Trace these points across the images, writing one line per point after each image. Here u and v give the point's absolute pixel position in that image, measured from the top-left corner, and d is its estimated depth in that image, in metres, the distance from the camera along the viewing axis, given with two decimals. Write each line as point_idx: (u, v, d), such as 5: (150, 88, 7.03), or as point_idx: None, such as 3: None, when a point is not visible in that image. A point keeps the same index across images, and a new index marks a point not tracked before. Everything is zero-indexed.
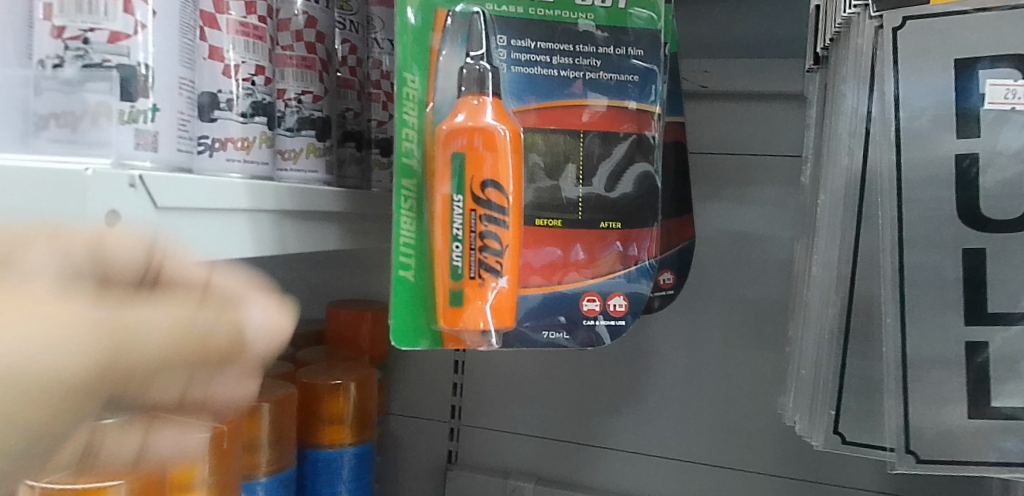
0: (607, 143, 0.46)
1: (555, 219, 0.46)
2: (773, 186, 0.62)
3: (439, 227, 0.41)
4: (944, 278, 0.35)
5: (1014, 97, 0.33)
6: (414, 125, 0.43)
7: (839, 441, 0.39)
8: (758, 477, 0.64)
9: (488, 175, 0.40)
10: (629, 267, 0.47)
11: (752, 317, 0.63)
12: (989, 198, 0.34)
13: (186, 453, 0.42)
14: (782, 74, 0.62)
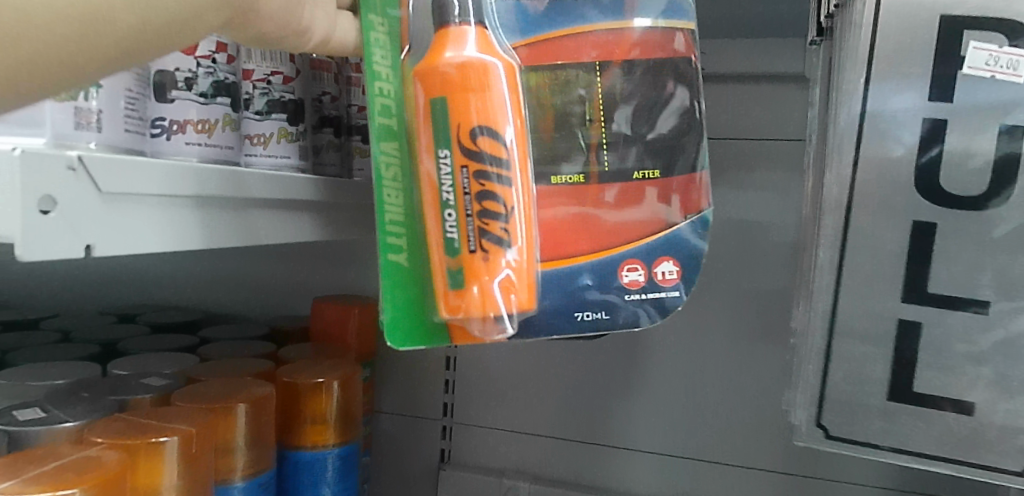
0: (631, 73, 0.38)
1: (574, 177, 0.38)
2: (773, 170, 0.61)
3: (429, 193, 0.35)
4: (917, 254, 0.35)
5: (995, 64, 0.34)
6: (389, 75, 0.37)
7: (823, 436, 0.39)
8: (763, 475, 0.61)
9: (476, 120, 0.33)
10: (677, 224, 0.38)
11: (756, 306, 0.61)
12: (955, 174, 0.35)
13: (152, 457, 0.39)
14: (782, 54, 0.60)
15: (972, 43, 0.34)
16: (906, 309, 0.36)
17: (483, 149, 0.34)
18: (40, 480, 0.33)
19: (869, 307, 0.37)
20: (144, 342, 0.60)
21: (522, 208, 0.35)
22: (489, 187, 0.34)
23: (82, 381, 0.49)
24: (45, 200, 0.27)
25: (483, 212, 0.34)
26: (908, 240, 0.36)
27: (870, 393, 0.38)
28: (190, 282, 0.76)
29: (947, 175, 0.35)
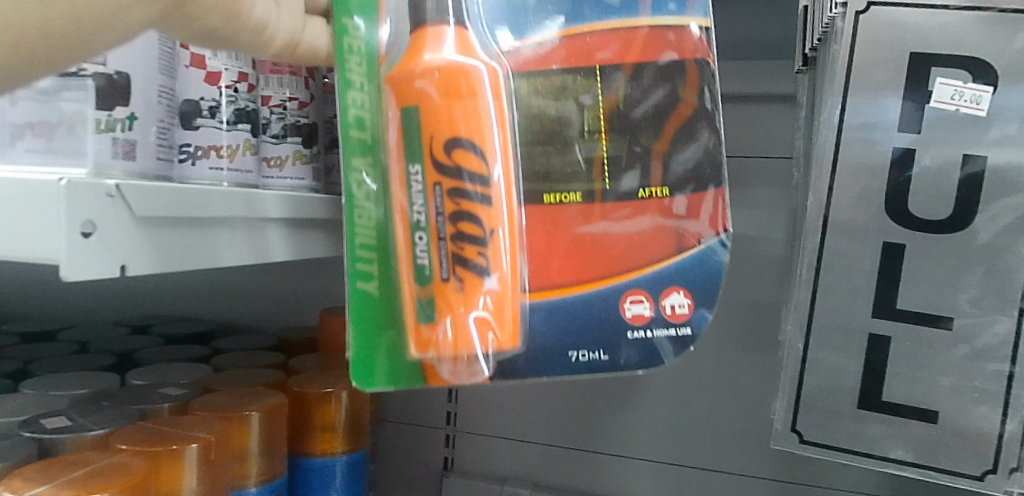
0: (635, 78, 0.38)
1: (570, 193, 0.38)
2: (765, 187, 0.63)
3: (399, 210, 0.35)
4: (861, 268, 0.39)
5: (959, 98, 0.36)
6: (365, 86, 0.38)
7: (796, 441, 0.41)
8: (757, 483, 0.63)
9: (447, 132, 0.33)
10: (687, 251, 0.38)
11: (749, 318, 0.63)
12: (917, 201, 0.37)
13: (174, 463, 0.41)
14: (772, 76, 0.63)
15: (938, 79, 0.36)
16: (874, 324, 0.39)
17: (455, 163, 0.33)
18: (71, 484, 0.35)
19: (843, 321, 0.39)
20: (159, 352, 0.62)
21: (506, 229, 0.34)
22: (463, 206, 0.33)
23: (104, 391, 0.51)
24: (87, 224, 0.29)
25: (457, 234, 0.33)
26: (879, 258, 0.38)
27: (844, 400, 0.40)
28: (201, 292, 0.78)
29: (915, 199, 0.37)
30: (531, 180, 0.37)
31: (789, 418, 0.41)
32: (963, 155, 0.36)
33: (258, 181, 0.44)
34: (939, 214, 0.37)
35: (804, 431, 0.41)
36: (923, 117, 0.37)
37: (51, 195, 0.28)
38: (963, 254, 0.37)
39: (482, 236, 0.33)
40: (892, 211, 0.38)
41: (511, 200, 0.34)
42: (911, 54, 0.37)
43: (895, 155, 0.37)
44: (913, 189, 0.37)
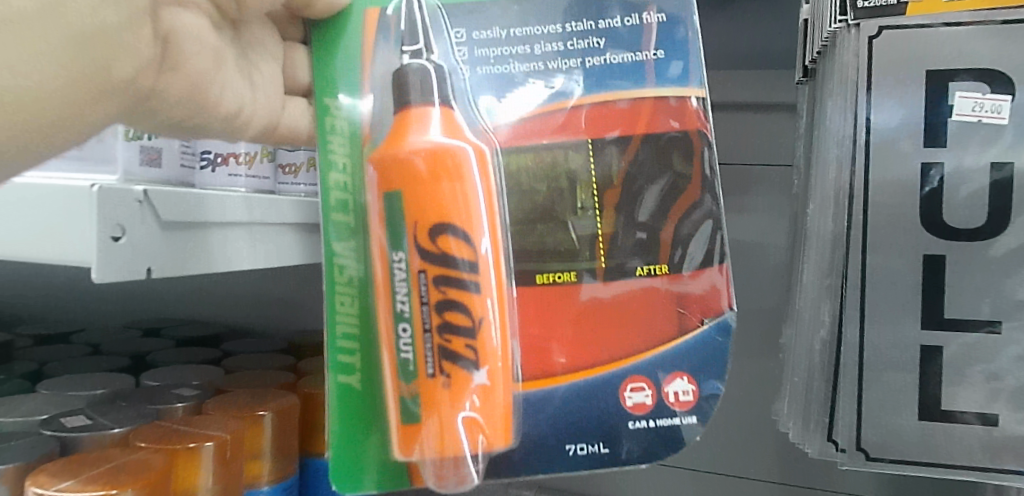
0: (630, 151, 0.36)
1: (563, 273, 0.35)
2: (767, 195, 0.65)
3: (381, 298, 0.34)
4: (906, 283, 0.39)
5: (980, 109, 0.38)
6: (348, 166, 0.35)
7: (863, 458, 0.39)
8: (760, 485, 0.65)
9: (433, 216, 0.32)
10: (690, 332, 0.35)
11: (751, 324, 0.65)
12: (951, 210, 0.38)
13: (190, 460, 0.42)
14: (771, 86, 0.65)
15: (959, 93, 0.38)
16: (924, 335, 0.39)
17: (441, 250, 0.32)
18: (95, 480, 0.36)
19: (895, 334, 0.39)
20: (171, 354, 0.63)
21: (496, 316, 0.33)
22: (450, 294, 0.32)
23: (120, 391, 0.52)
24: (116, 229, 0.30)
25: (443, 324, 0.32)
26: (920, 274, 0.39)
27: (901, 414, 0.39)
28: (210, 297, 0.80)
29: (951, 210, 0.38)
30: (522, 260, 0.35)
31: (854, 437, 0.39)
32: (990, 162, 0.38)
33: (273, 187, 0.46)
34: (977, 220, 0.38)
35: (869, 449, 0.39)
36: (945, 129, 0.38)
37: (84, 200, 0.29)
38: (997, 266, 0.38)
39: (470, 326, 0.32)
40: (926, 222, 0.39)
41: (502, 286, 0.33)
42: (927, 71, 0.39)
43: (920, 168, 0.39)
44: (945, 200, 0.38)
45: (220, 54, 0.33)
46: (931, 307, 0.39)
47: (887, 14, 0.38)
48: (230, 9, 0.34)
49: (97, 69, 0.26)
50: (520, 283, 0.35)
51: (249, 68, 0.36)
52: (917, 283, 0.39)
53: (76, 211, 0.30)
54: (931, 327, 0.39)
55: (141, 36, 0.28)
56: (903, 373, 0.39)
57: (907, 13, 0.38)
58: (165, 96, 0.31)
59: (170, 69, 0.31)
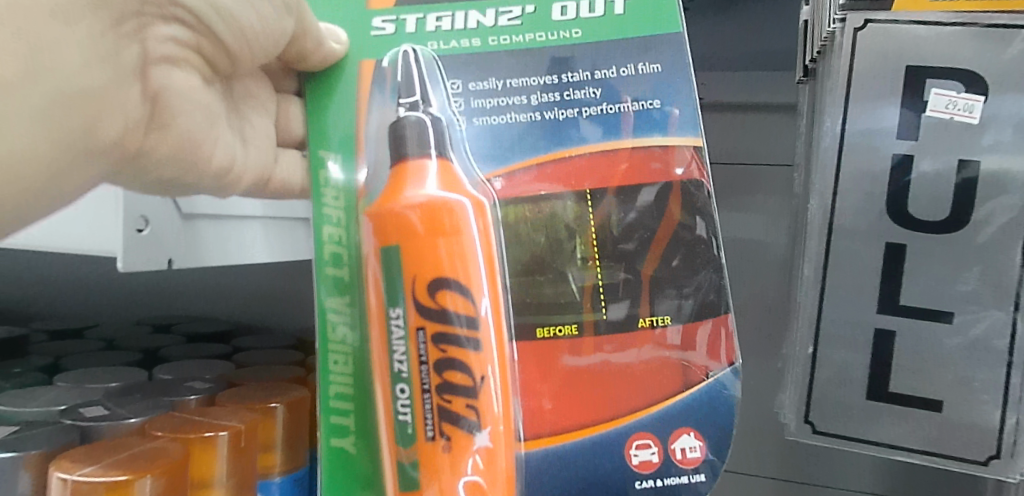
0: (626, 197, 0.37)
1: (564, 326, 0.37)
2: (768, 194, 0.67)
3: (379, 354, 0.36)
4: (868, 266, 0.46)
5: (953, 107, 0.42)
6: (341, 219, 0.37)
7: (812, 430, 0.48)
8: (760, 477, 0.69)
9: (432, 274, 0.34)
10: (696, 385, 0.37)
11: (752, 320, 0.68)
12: (917, 203, 0.44)
13: (206, 450, 0.43)
14: (768, 87, 0.66)
15: (933, 90, 0.43)
16: (878, 318, 0.46)
17: (439, 306, 0.34)
18: (117, 466, 0.37)
19: (851, 315, 0.46)
20: (183, 349, 0.64)
21: (495, 373, 0.35)
22: (450, 352, 0.34)
23: (133, 384, 0.53)
24: (139, 220, 0.36)
25: (443, 383, 0.34)
26: (882, 256, 0.45)
27: (854, 390, 0.47)
28: (218, 293, 0.81)
29: (916, 202, 0.44)
30: (522, 312, 0.37)
31: (807, 411, 0.48)
32: (958, 160, 0.43)
33: None
34: (940, 213, 0.44)
35: (817, 422, 0.48)
36: (920, 127, 0.43)
37: (108, 200, 0.35)
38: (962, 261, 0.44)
39: (469, 385, 0.34)
40: (892, 212, 0.45)
41: (501, 341, 0.36)
42: (905, 67, 0.43)
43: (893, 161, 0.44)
44: (911, 195, 0.44)
45: (212, 112, 0.37)
46: (888, 290, 0.45)
47: (875, 10, 0.41)
48: (222, 69, 0.38)
49: (82, 132, 0.29)
50: (518, 337, 0.37)
51: (241, 124, 0.40)
52: (880, 266, 0.45)
53: (103, 209, 0.35)
54: (888, 311, 0.46)
55: (126, 100, 0.31)
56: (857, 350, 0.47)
57: (894, 10, 0.41)
58: (155, 155, 0.34)
59: (157, 129, 0.34)
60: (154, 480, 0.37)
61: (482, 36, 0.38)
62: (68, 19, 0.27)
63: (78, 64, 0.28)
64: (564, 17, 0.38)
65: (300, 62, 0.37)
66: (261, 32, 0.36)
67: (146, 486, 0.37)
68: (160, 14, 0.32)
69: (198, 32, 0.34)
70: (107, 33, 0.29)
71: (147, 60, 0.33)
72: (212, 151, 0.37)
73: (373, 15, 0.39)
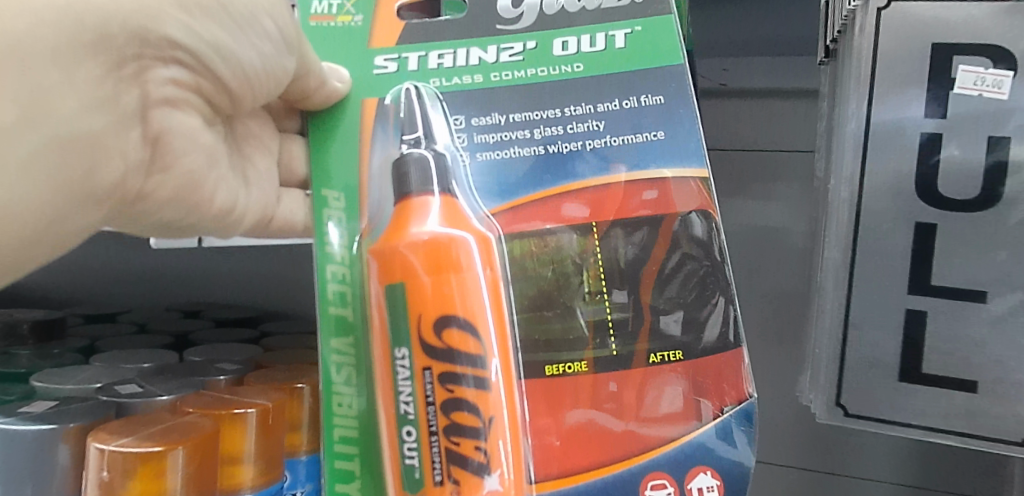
0: (631, 231, 0.39)
1: (574, 363, 0.38)
2: (788, 182, 0.69)
3: (386, 396, 0.36)
4: (892, 250, 0.45)
5: (981, 84, 0.41)
6: (345, 256, 0.39)
7: (842, 414, 0.47)
8: (786, 468, 0.71)
9: (436, 312, 0.34)
10: (709, 422, 0.37)
11: (773, 308, 0.70)
12: (946, 180, 0.43)
13: (235, 425, 0.44)
14: (792, 70, 0.67)
15: (961, 67, 0.42)
16: (909, 299, 0.45)
17: (446, 346, 0.34)
18: (150, 438, 0.39)
19: (882, 301, 0.45)
20: (213, 333, 0.66)
21: (504, 414, 0.35)
22: (457, 393, 0.34)
23: (166, 364, 0.55)
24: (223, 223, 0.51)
25: (451, 425, 0.34)
26: (912, 237, 0.44)
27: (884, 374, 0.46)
28: (247, 280, 0.83)
29: (945, 180, 0.43)
30: (530, 350, 0.38)
31: (835, 393, 0.47)
32: (989, 136, 0.42)
33: None
34: (970, 190, 0.43)
35: (847, 405, 0.47)
36: (947, 101, 0.42)
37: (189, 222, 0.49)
38: (996, 239, 0.42)
39: (478, 426, 0.34)
40: (921, 192, 0.44)
41: (509, 380, 0.36)
42: (933, 45, 0.42)
43: (922, 140, 0.43)
44: (940, 174, 0.43)
45: (212, 151, 0.40)
46: (919, 272, 0.44)
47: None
48: (224, 110, 0.41)
49: (85, 175, 0.32)
50: (527, 373, 0.38)
51: (243, 164, 0.44)
52: (909, 248, 0.44)
53: None
54: (919, 292, 0.44)
55: (126, 142, 0.34)
56: (886, 330, 0.46)
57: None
58: (154, 194, 0.38)
59: (158, 170, 0.38)
60: (186, 452, 0.38)
61: (485, 72, 0.40)
62: (69, 71, 0.30)
63: (78, 108, 0.31)
64: (565, 51, 0.40)
65: (303, 99, 0.40)
66: (262, 72, 0.39)
67: (178, 457, 0.38)
68: (160, 57, 0.35)
69: (199, 74, 0.38)
70: (107, 78, 0.32)
71: (149, 103, 0.36)
72: (212, 188, 0.41)
73: (376, 54, 0.41)
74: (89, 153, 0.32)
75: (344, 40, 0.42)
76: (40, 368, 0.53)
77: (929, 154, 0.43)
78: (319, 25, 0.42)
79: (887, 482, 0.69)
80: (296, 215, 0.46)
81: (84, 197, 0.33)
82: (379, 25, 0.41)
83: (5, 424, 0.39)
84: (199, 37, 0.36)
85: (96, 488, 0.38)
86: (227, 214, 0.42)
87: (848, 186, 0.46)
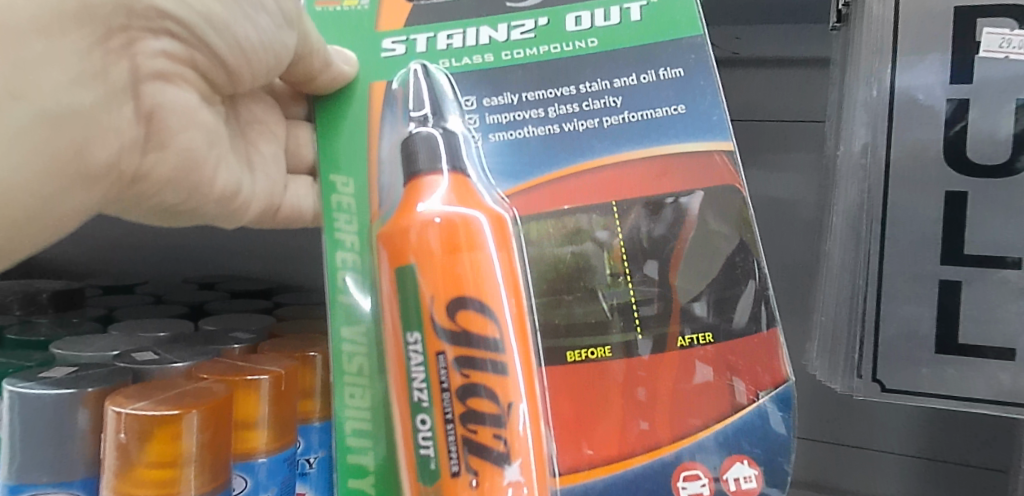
0: (655, 211, 0.39)
1: (596, 348, 0.38)
2: (804, 152, 0.69)
3: (399, 384, 0.36)
4: (927, 220, 0.44)
5: (1007, 46, 0.42)
6: (355, 242, 0.40)
7: (880, 389, 0.45)
8: (804, 443, 0.73)
9: (452, 293, 0.35)
10: (744, 408, 0.37)
11: (789, 280, 0.70)
12: (975, 147, 0.43)
13: (249, 391, 0.44)
14: (806, 37, 0.69)
15: (985, 29, 0.43)
16: (943, 270, 0.44)
17: (460, 329, 0.34)
18: (166, 402, 0.40)
19: (915, 270, 0.44)
20: (229, 304, 0.67)
21: (523, 399, 0.35)
22: (473, 378, 0.34)
23: (181, 334, 0.56)
24: None
25: (467, 412, 0.34)
26: (943, 206, 0.44)
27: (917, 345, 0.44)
28: (261, 249, 0.84)
29: (974, 147, 0.43)
30: (550, 336, 0.38)
31: (870, 369, 0.45)
32: (1017, 100, 0.42)
33: None
34: (999, 155, 0.42)
35: (885, 380, 0.45)
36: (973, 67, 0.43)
37: None
38: (1016, 206, 0.42)
39: (495, 412, 0.34)
40: (950, 157, 0.43)
41: (528, 365, 0.35)
42: (956, 9, 0.43)
43: (948, 108, 0.43)
44: (970, 137, 0.43)
45: (212, 132, 0.40)
46: (953, 241, 0.44)
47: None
48: (224, 86, 0.41)
49: (74, 152, 0.31)
50: (549, 361, 0.37)
51: (250, 151, 0.45)
52: (940, 216, 0.44)
53: None
54: (950, 262, 0.44)
55: (118, 119, 0.33)
56: (919, 303, 0.44)
57: None
58: (153, 174, 0.37)
59: (155, 148, 0.37)
60: (201, 416, 0.39)
61: (497, 51, 0.40)
62: (51, 42, 0.29)
63: (67, 81, 0.30)
64: (578, 26, 0.40)
65: (309, 81, 0.40)
66: (260, 46, 0.39)
67: (193, 420, 0.39)
68: (150, 28, 0.34)
69: (193, 48, 0.37)
70: (95, 49, 0.31)
71: (140, 77, 0.35)
72: (212, 167, 0.40)
73: (384, 36, 0.42)
74: (79, 127, 0.31)
75: (353, 21, 0.43)
76: (59, 336, 0.54)
77: (957, 120, 0.43)
78: (325, 10, 0.44)
79: (905, 455, 0.70)
80: (304, 203, 0.47)
81: (75, 173, 0.32)
82: (387, 6, 0.42)
83: (20, 387, 0.40)
84: (189, 8, 0.35)
85: (114, 450, 0.39)
86: (227, 195, 0.42)
87: (872, 156, 0.45)
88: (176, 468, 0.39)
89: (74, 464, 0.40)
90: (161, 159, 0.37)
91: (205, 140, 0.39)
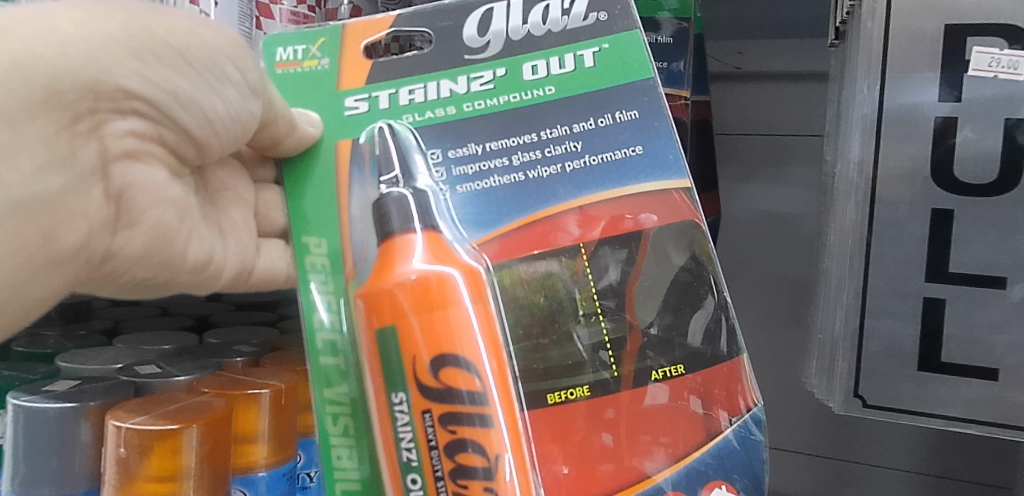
0: (623, 247, 0.39)
1: (574, 389, 0.38)
2: (804, 165, 0.75)
3: (387, 446, 0.35)
4: (915, 234, 0.50)
5: (994, 65, 0.47)
6: (332, 302, 0.39)
7: (862, 405, 0.52)
8: (802, 456, 0.77)
9: (432, 352, 0.34)
10: (719, 434, 0.39)
11: (788, 289, 0.76)
12: (963, 166, 0.48)
13: (250, 401, 0.44)
14: (805, 54, 0.74)
15: (976, 48, 0.47)
16: (927, 287, 0.50)
17: (443, 386, 0.34)
18: (167, 416, 0.40)
19: (891, 286, 0.51)
20: (232, 316, 0.67)
21: (510, 448, 0.34)
22: (460, 433, 0.33)
23: (185, 347, 0.56)
24: None
25: (457, 467, 0.33)
26: (929, 223, 0.50)
27: (892, 362, 0.51)
28: None
29: (962, 166, 0.48)
30: (531, 380, 0.38)
31: (853, 386, 0.52)
32: (1006, 118, 0.47)
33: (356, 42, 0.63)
34: (976, 173, 0.48)
35: (866, 397, 0.52)
36: (963, 83, 0.48)
37: None
38: (1010, 226, 0.48)
39: (486, 465, 0.33)
40: (938, 177, 0.49)
41: (509, 412, 0.35)
42: (946, 26, 0.48)
43: (936, 125, 0.49)
44: (956, 158, 0.48)
45: (183, 205, 0.38)
46: (937, 259, 0.49)
47: None
48: (192, 159, 0.39)
49: (41, 238, 0.29)
50: (529, 404, 0.37)
51: (218, 216, 0.43)
52: (925, 233, 0.50)
53: None
54: (935, 281, 0.50)
55: (87, 201, 0.31)
56: (900, 320, 0.51)
57: None
58: (123, 253, 0.35)
59: (125, 226, 0.34)
60: (200, 430, 0.40)
61: (454, 104, 0.40)
62: (17, 131, 0.27)
63: (33, 170, 0.28)
64: (532, 75, 0.40)
65: (274, 146, 0.39)
66: (227, 118, 0.37)
67: (193, 435, 0.39)
68: (117, 109, 0.32)
69: (161, 125, 0.35)
70: (61, 134, 0.29)
71: (108, 158, 0.33)
72: (186, 240, 0.38)
73: (346, 94, 0.41)
74: (46, 215, 0.29)
75: (311, 83, 0.41)
76: (65, 348, 0.55)
77: (943, 138, 0.49)
78: (286, 72, 0.41)
79: (907, 471, 0.74)
80: (278, 265, 0.44)
81: (45, 264, 0.30)
82: (347, 65, 0.41)
83: (27, 401, 0.40)
84: (155, 85, 0.33)
85: (114, 464, 0.39)
86: (201, 266, 0.40)
87: (862, 174, 0.51)
88: (176, 481, 0.39)
89: (76, 477, 0.40)
90: (132, 240, 0.35)
91: (177, 213, 0.37)
